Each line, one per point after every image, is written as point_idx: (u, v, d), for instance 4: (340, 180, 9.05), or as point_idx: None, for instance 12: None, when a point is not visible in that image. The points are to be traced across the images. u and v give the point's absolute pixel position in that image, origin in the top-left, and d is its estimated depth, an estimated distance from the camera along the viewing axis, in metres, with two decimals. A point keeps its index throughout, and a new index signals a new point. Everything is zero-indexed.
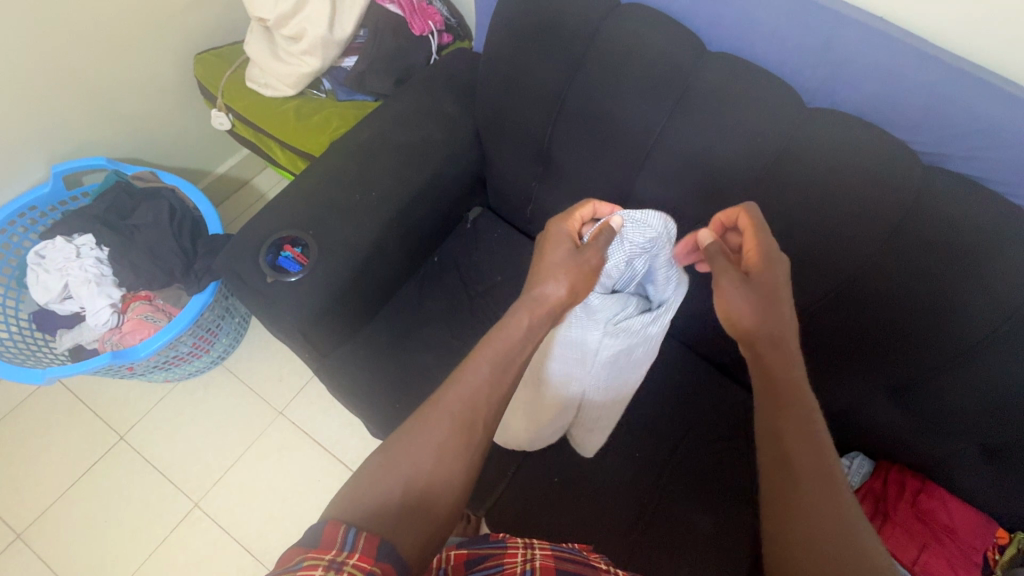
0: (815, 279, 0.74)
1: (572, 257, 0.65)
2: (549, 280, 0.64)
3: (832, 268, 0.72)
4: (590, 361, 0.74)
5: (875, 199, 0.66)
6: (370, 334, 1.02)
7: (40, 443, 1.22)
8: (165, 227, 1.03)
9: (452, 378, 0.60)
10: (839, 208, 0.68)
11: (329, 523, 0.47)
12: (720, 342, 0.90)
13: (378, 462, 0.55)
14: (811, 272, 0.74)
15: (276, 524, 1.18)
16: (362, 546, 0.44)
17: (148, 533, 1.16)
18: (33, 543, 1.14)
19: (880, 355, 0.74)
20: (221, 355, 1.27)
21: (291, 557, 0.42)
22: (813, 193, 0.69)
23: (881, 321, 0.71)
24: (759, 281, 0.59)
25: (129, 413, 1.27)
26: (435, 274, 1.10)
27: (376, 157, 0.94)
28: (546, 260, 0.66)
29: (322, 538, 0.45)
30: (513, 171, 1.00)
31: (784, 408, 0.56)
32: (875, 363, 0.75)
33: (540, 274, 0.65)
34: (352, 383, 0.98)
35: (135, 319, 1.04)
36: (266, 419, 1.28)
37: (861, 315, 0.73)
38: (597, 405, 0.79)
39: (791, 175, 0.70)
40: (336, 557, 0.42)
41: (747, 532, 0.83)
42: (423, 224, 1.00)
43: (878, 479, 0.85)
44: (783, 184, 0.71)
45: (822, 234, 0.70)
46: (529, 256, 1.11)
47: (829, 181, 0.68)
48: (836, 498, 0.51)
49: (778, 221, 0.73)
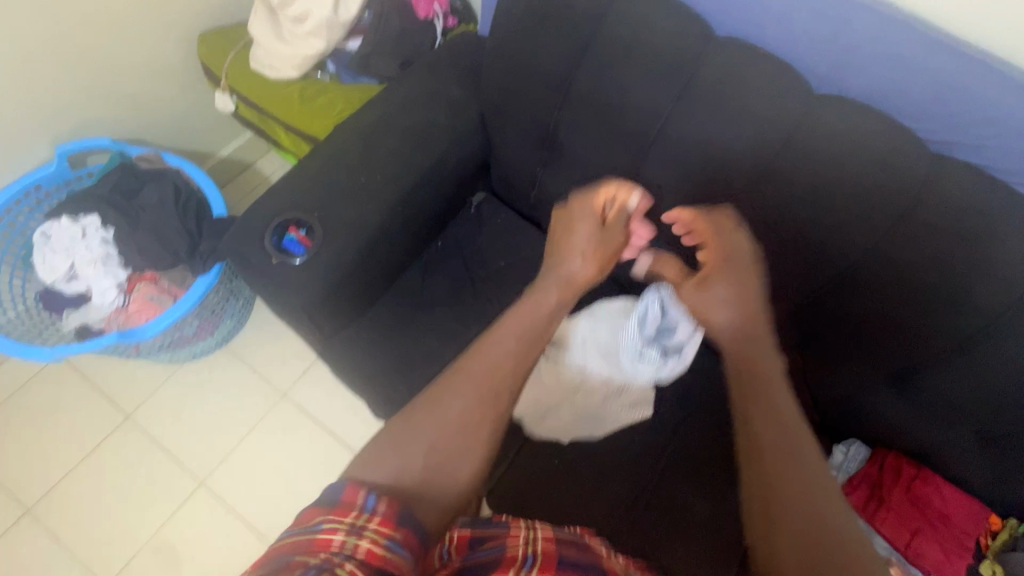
0: (819, 264, 0.74)
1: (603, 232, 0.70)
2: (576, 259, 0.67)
3: (837, 250, 0.72)
4: (572, 359, 0.90)
5: (886, 177, 0.65)
6: (373, 318, 1.03)
7: (48, 420, 1.24)
8: (171, 209, 1.03)
9: (477, 347, 0.60)
10: (858, 186, 0.67)
11: (349, 487, 0.47)
12: None
13: (392, 433, 0.55)
14: (817, 258, 0.73)
15: (280, 502, 1.20)
16: (382, 511, 0.45)
17: (154, 510, 1.18)
18: (41, 519, 1.15)
19: (881, 340, 0.75)
20: (225, 336, 1.28)
21: (311, 516, 0.43)
22: (825, 171, 0.68)
23: (883, 306, 0.72)
24: (721, 278, 0.66)
25: (135, 392, 1.28)
26: (438, 258, 1.10)
27: (382, 140, 0.94)
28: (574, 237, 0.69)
29: (342, 498, 0.46)
30: (517, 155, 1.00)
31: (753, 388, 0.59)
32: (873, 349, 0.76)
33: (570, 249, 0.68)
34: (355, 363, 0.99)
35: (140, 300, 1.04)
36: (270, 400, 1.29)
37: (863, 303, 0.74)
38: (562, 400, 0.89)
39: (804, 158, 0.69)
40: (357, 522, 0.43)
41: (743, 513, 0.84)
42: (427, 207, 1.01)
43: (875, 466, 0.86)
44: (796, 165, 0.70)
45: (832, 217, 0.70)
46: (532, 241, 1.11)
47: (842, 160, 0.67)
48: (805, 473, 0.52)
49: (784, 203, 0.73)
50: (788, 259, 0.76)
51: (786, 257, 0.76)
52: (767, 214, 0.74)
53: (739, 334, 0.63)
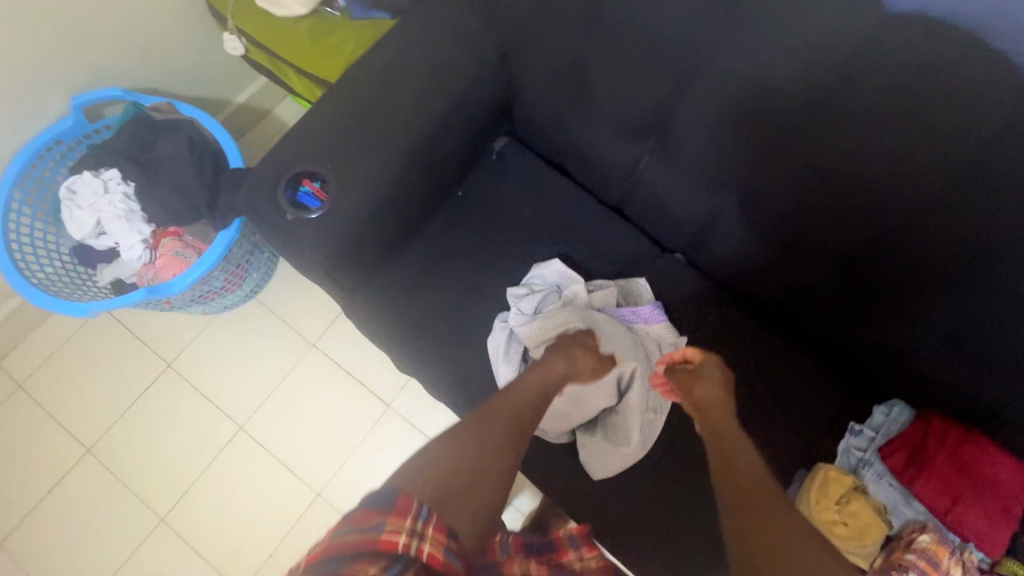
0: (856, 224, 0.74)
1: (578, 332, 0.87)
2: (584, 371, 0.84)
3: (882, 210, 0.71)
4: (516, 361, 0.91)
5: (930, 136, 0.65)
6: (393, 273, 1.01)
7: (97, 367, 1.30)
8: (186, 159, 1.00)
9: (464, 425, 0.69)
10: (898, 144, 0.67)
11: (399, 497, 0.55)
12: (765, 277, 0.90)
13: (448, 494, 0.61)
14: (858, 220, 0.74)
15: (314, 447, 1.26)
16: (433, 519, 0.55)
17: (200, 452, 1.26)
18: (101, 457, 1.25)
19: (941, 290, 0.72)
20: (254, 288, 1.29)
21: (366, 518, 0.52)
22: (869, 128, 0.67)
23: (948, 253, 0.70)
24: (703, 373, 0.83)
25: (174, 341, 1.33)
26: (459, 209, 1.05)
27: (397, 82, 0.88)
28: (575, 350, 0.85)
29: (397, 503, 0.55)
30: (543, 94, 0.93)
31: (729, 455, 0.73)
32: (929, 299, 0.74)
33: (577, 360, 0.84)
34: (377, 318, 0.98)
35: (167, 256, 1.04)
36: (300, 350, 1.32)
37: (927, 250, 0.71)
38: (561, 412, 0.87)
39: (845, 111, 0.68)
40: (414, 527, 0.53)
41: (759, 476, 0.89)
42: (445, 155, 0.95)
43: (918, 430, 0.83)
44: (836, 116, 0.68)
45: (873, 175, 0.70)
46: (558, 189, 1.05)
47: (879, 122, 0.67)
48: (783, 518, 0.66)
49: (826, 161, 0.72)
50: (826, 217, 0.76)
51: (823, 216, 0.76)
52: (809, 173, 0.74)
53: (720, 410, 0.79)
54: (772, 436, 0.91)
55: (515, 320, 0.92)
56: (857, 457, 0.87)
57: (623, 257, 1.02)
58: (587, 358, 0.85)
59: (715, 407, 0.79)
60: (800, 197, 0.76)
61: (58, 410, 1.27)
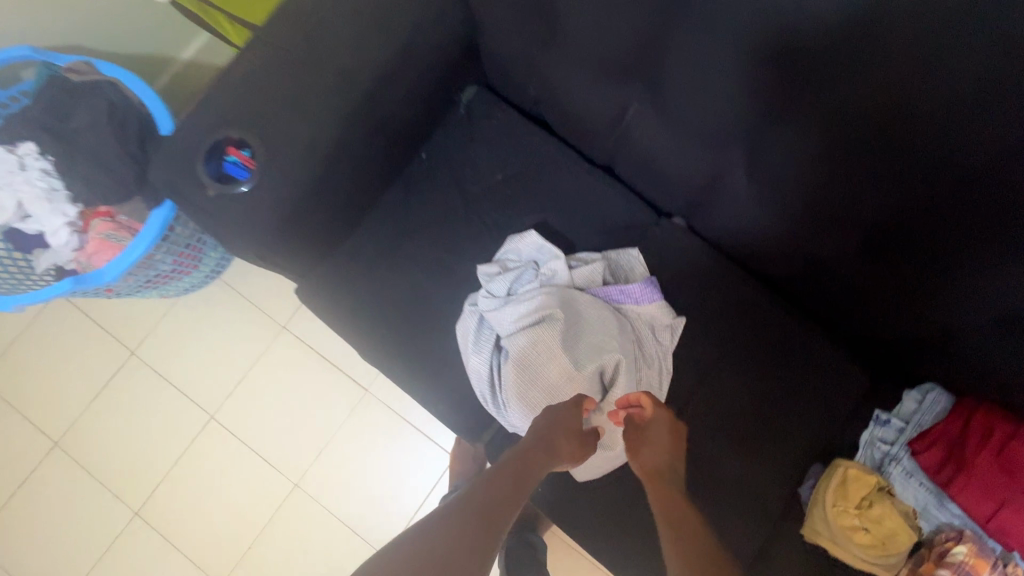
0: (896, 180, 0.60)
1: (560, 410, 0.69)
2: (566, 458, 0.65)
3: (930, 162, 0.58)
4: (492, 348, 0.79)
5: (1002, 65, 0.50)
6: (349, 251, 0.89)
7: (58, 357, 1.23)
8: (106, 127, 0.87)
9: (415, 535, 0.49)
10: (958, 76, 0.52)
11: None
12: (782, 251, 0.77)
13: None
14: (893, 182, 0.61)
15: (290, 436, 1.18)
16: None
17: (171, 444, 1.19)
18: (70, 451, 1.19)
19: (994, 261, 0.60)
20: (216, 268, 1.17)
21: None
22: (921, 55, 0.53)
23: (1006, 216, 0.57)
24: (655, 426, 0.69)
25: (136, 328, 1.24)
26: (424, 174, 0.92)
27: (331, 24, 0.73)
28: (552, 434, 0.64)
29: None
30: (511, 32, 0.76)
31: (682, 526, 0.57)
32: (979, 271, 0.62)
33: (554, 445, 0.64)
34: (335, 303, 0.87)
35: (98, 240, 0.93)
36: (270, 334, 1.23)
37: (979, 212, 0.58)
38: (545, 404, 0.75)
39: (892, 34, 0.53)
40: None
41: (772, 473, 0.81)
42: (399, 111, 0.81)
43: (957, 424, 0.72)
44: (879, 43, 0.54)
45: (922, 118, 0.55)
46: (536, 147, 0.91)
47: (919, 54, 0.53)
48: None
49: (853, 110, 0.58)
50: (856, 173, 0.62)
51: (853, 172, 0.62)
52: (839, 117, 0.59)
53: (668, 480, 0.64)
54: (782, 426, 0.82)
55: (485, 305, 0.80)
56: (882, 451, 0.77)
57: (613, 224, 0.88)
58: (566, 443, 0.65)
59: (658, 475, 0.64)
60: (826, 148, 0.62)
61: (21, 403, 1.21)
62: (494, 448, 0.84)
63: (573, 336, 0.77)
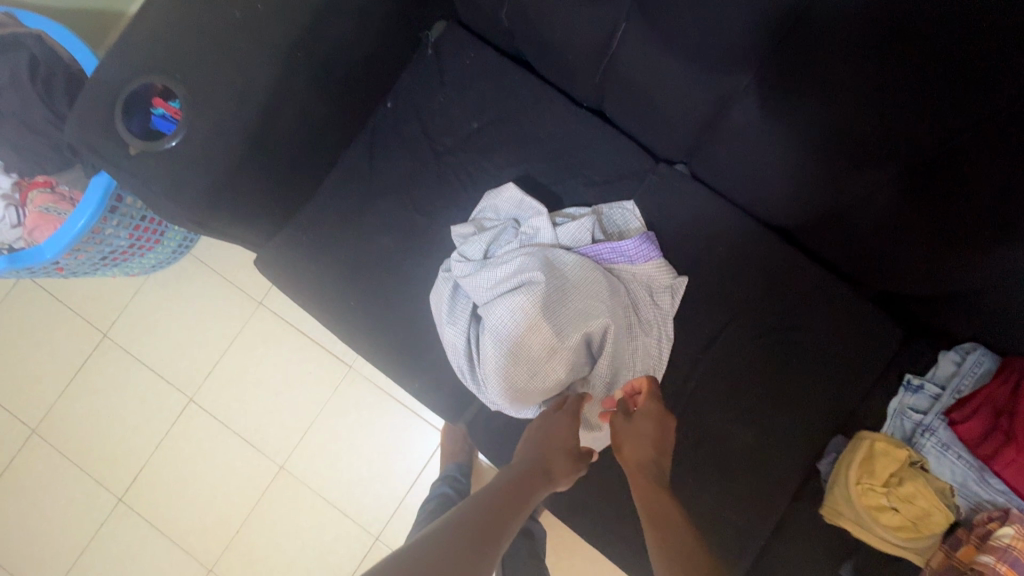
0: (956, 86, 0.47)
1: (555, 417, 0.64)
2: (562, 477, 0.60)
3: (993, 73, 0.45)
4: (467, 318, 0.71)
5: None
6: (312, 216, 0.81)
7: (27, 342, 1.17)
8: (25, 83, 0.76)
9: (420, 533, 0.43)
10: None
11: None
12: (798, 198, 0.66)
13: None
14: (927, 116, 0.50)
15: (272, 416, 1.13)
16: None
17: (151, 428, 1.14)
18: (48, 439, 1.14)
19: None
20: (185, 241, 1.09)
21: None
22: None
23: None
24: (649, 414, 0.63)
25: (106, 309, 1.17)
26: (389, 126, 0.82)
27: None
28: (550, 455, 0.59)
29: None
30: None
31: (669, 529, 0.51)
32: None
33: (550, 467, 0.58)
34: (296, 274, 0.79)
35: (36, 213, 0.84)
36: (246, 310, 1.15)
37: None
38: (526, 376, 0.67)
39: None
40: None
41: (785, 446, 0.73)
42: (351, 51, 0.70)
43: (1004, 387, 0.62)
44: None
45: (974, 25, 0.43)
46: (513, 89, 0.79)
47: None
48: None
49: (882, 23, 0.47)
50: (902, 81, 0.49)
51: (886, 95, 0.50)
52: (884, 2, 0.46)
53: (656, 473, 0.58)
54: (797, 396, 0.73)
55: (459, 271, 0.71)
56: (914, 421, 0.68)
57: (604, 173, 0.78)
58: (564, 462, 0.59)
59: (645, 469, 0.58)
60: (853, 66, 0.50)
61: None
62: (478, 426, 0.77)
63: (554, 300, 0.68)
